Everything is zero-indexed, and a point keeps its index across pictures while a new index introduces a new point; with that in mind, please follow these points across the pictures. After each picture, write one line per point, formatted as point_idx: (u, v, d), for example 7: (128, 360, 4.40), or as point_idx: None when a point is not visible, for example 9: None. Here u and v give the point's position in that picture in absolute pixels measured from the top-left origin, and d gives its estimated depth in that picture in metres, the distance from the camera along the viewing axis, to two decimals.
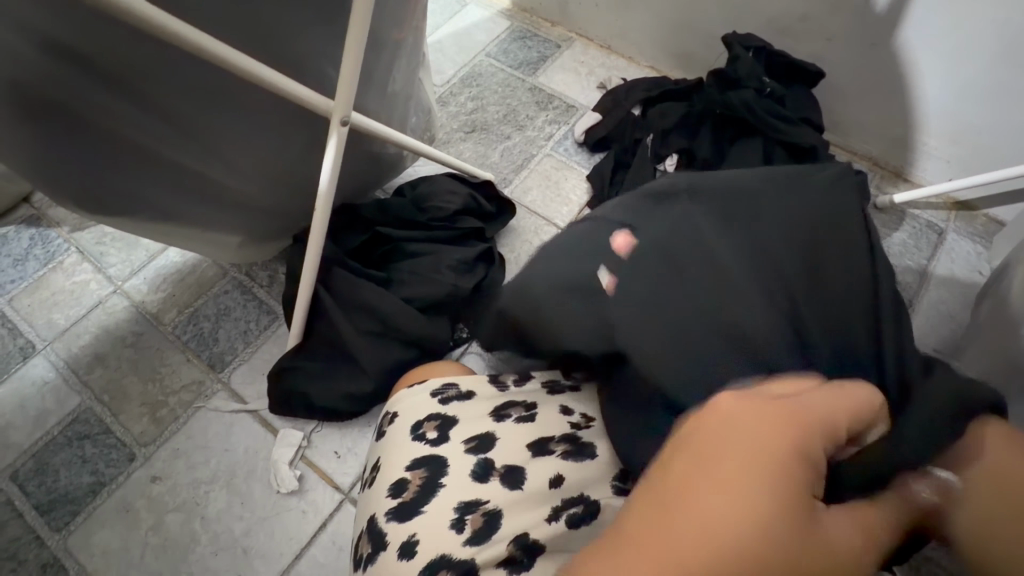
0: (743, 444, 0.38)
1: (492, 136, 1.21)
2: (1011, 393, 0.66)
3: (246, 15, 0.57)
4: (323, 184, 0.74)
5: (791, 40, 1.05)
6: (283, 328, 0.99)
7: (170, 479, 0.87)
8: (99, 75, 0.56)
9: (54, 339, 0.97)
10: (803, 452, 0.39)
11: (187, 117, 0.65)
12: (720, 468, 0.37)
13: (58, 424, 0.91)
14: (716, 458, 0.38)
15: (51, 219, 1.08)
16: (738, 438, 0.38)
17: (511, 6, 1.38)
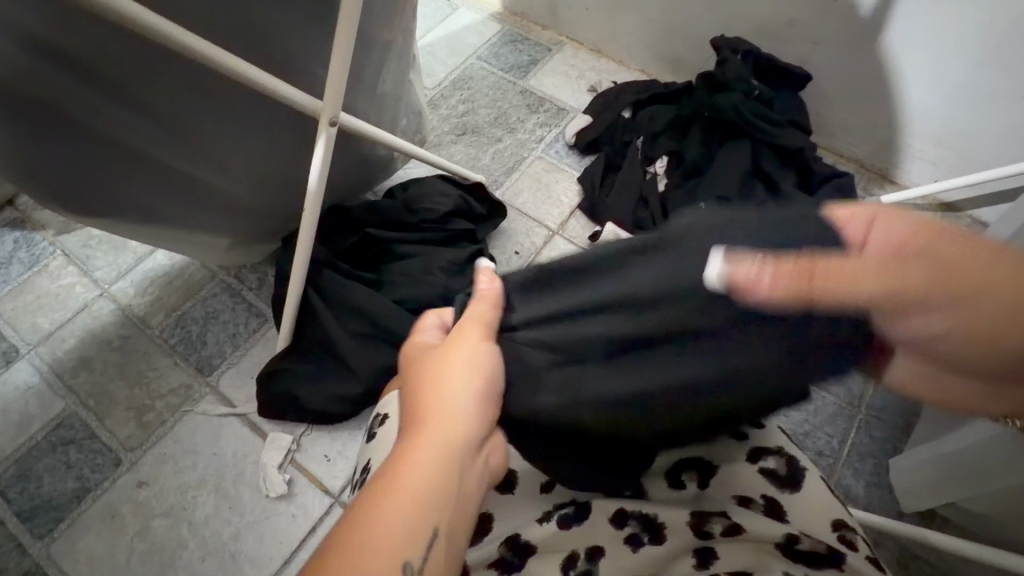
0: (443, 403, 0.48)
1: (483, 138, 1.22)
2: None
3: (233, 13, 0.57)
4: (312, 184, 0.74)
5: (778, 43, 1.07)
6: (273, 331, 0.98)
7: (157, 484, 0.86)
8: (84, 73, 0.56)
9: (38, 343, 0.96)
10: (440, 408, 0.48)
11: (173, 117, 0.65)
12: (451, 410, 0.48)
13: (41, 429, 0.90)
14: (438, 411, 0.48)
15: (37, 222, 1.07)
16: (464, 377, 0.49)
17: (501, 9, 1.39)
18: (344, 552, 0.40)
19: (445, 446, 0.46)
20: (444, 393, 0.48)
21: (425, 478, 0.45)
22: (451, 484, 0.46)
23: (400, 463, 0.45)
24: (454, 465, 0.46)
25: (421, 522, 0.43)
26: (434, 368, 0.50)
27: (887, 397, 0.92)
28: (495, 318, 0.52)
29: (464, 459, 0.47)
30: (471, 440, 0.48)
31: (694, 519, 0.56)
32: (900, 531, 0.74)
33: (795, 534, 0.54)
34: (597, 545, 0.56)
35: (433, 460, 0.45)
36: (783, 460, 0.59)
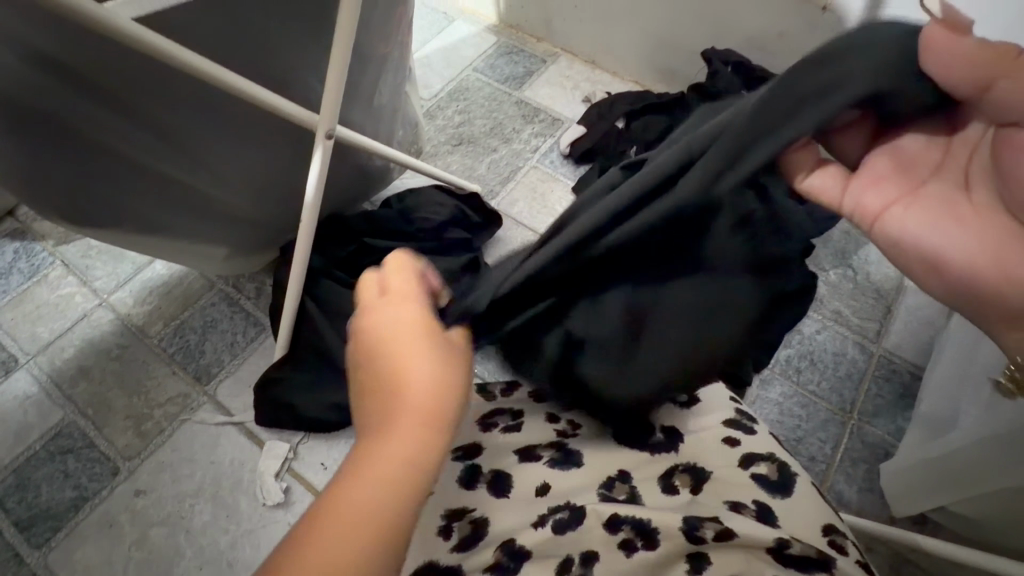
0: (381, 321, 0.45)
1: (478, 148, 1.23)
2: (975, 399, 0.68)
3: (233, 32, 0.59)
4: (309, 196, 0.75)
5: (768, 55, 1.09)
6: (270, 339, 0.99)
7: (154, 492, 0.87)
8: (86, 88, 0.57)
9: (38, 352, 0.97)
10: (383, 320, 0.45)
11: (174, 130, 0.66)
12: (399, 327, 0.45)
13: (40, 438, 0.90)
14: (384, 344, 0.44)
15: (37, 232, 1.08)
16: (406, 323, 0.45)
17: (497, 22, 1.41)
18: (359, 475, 0.36)
19: (417, 336, 0.44)
20: (383, 312, 0.46)
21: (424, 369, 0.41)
22: (438, 349, 0.43)
23: (380, 374, 0.42)
24: (433, 342, 0.44)
25: (433, 420, 0.39)
26: (371, 298, 0.48)
27: (878, 403, 0.93)
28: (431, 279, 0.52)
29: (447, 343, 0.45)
30: (426, 325, 0.45)
31: (687, 525, 0.56)
32: (890, 536, 0.75)
33: (786, 538, 0.55)
34: (591, 551, 0.57)
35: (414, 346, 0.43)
36: (773, 464, 0.61)
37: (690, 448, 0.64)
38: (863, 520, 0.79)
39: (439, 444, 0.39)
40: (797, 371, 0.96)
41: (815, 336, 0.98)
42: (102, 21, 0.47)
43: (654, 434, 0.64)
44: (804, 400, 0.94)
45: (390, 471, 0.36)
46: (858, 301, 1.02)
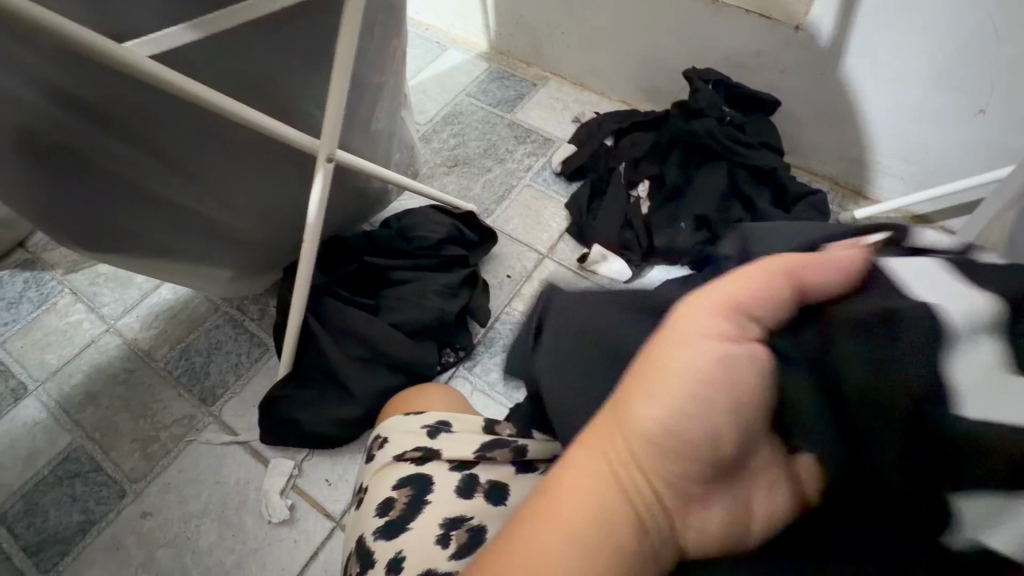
0: (650, 392, 0.34)
1: (473, 169, 1.28)
2: None
3: (238, 63, 0.63)
4: (312, 216, 0.78)
5: (747, 72, 1.13)
6: (274, 359, 1.01)
7: (160, 514, 0.88)
8: (103, 122, 0.61)
9: (46, 379, 0.99)
10: (662, 374, 0.34)
11: (185, 160, 0.70)
12: (676, 379, 0.34)
13: (48, 463, 0.91)
14: (659, 392, 0.34)
15: (46, 262, 1.11)
16: (699, 393, 0.33)
17: (488, 49, 1.47)
18: (540, 528, 0.33)
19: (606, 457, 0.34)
20: (671, 368, 0.34)
21: (577, 532, 0.32)
22: (616, 542, 0.32)
23: (622, 418, 0.34)
24: (626, 525, 0.33)
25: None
26: (658, 352, 0.35)
27: None
28: (727, 377, 0.34)
29: (642, 501, 0.33)
30: (637, 504, 0.33)
31: None
32: None
33: None
34: None
35: (585, 522, 0.33)
36: None
37: None
38: None
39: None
40: None
41: None
42: (120, 59, 0.51)
43: None
44: None
45: None
46: None
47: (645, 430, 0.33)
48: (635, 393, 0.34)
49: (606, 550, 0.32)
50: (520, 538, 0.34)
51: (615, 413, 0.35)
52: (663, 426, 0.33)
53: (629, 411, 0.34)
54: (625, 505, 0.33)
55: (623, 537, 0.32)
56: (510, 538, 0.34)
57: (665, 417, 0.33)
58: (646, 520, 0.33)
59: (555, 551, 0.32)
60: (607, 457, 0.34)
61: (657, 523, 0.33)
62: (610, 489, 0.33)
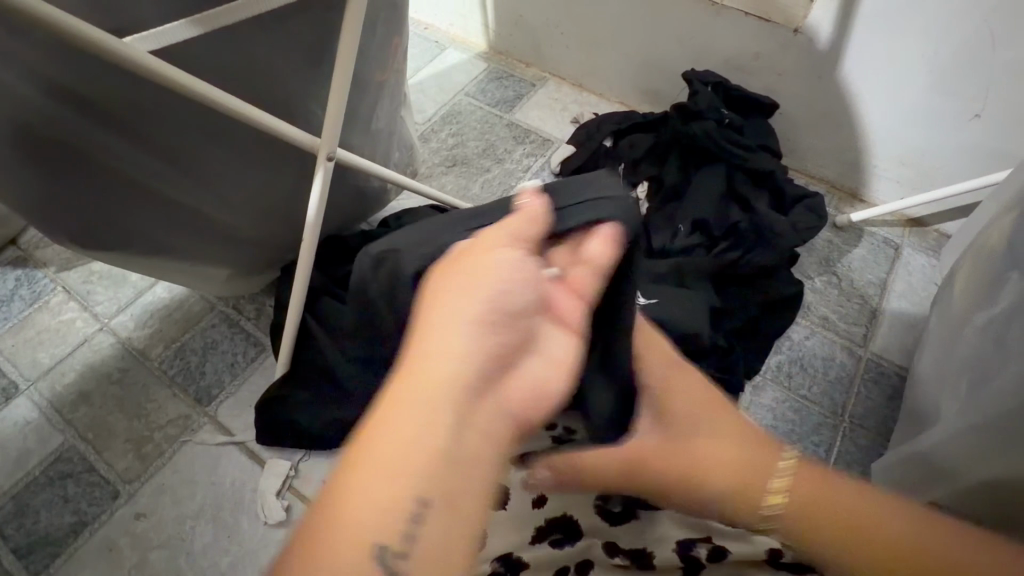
0: (425, 338, 0.45)
1: (472, 169, 1.27)
2: (951, 388, 0.71)
3: (237, 59, 0.62)
4: (310, 215, 0.77)
5: (746, 75, 1.14)
6: (271, 359, 1.00)
7: (154, 515, 0.87)
8: (99, 116, 0.60)
9: (38, 378, 0.97)
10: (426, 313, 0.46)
11: (182, 157, 0.69)
12: (446, 315, 0.45)
13: (39, 463, 0.90)
14: (434, 313, 0.46)
15: (38, 260, 1.09)
16: (473, 311, 0.45)
17: (487, 49, 1.47)
18: (356, 480, 0.41)
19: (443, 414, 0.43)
20: (455, 292, 0.46)
21: (381, 473, 0.41)
22: (399, 459, 0.41)
23: (421, 357, 0.44)
24: (428, 439, 0.41)
25: (402, 480, 0.41)
26: (446, 274, 0.48)
27: (869, 405, 0.95)
28: (500, 296, 0.46)
29: (432, 397, 0.42)
30: (467, 393, 0.43)
31: (680, 547, 0.62)
32: None
33: (773, 549, 0.61)
34: (588, 560, 0.63)
35: (389, 457, 0.41)
36: None
37: None
38: None
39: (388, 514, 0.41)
40: (789, 377, 0.98)
41: (804, 342, 1.00)
42: (116, 51, 0.50)
43: None
44: (797, 405, 0.96)
45: (341, 554, 0.39)
46: (844, 307, 1.04)
47: (438, 350, 0.44)
48: (434, 312, 0.46)
49: (407, 466, 0.41)
50: (337, 510, 0.40)
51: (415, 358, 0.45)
52: (456, 332, 0.44)
53: (437, 313, 0.46)
54: (409, 416, 0.42)
55: (399, 462, 0.41)
56: (332, 520, 0.40)
57: (453, 333, 0.44)
58: (458, 402, 0.43)
59: (370, 492, 0.40)
60: (403, 388, 0.43)
61: (481, 388, 0.44)
62: (393, 432, 0.41)
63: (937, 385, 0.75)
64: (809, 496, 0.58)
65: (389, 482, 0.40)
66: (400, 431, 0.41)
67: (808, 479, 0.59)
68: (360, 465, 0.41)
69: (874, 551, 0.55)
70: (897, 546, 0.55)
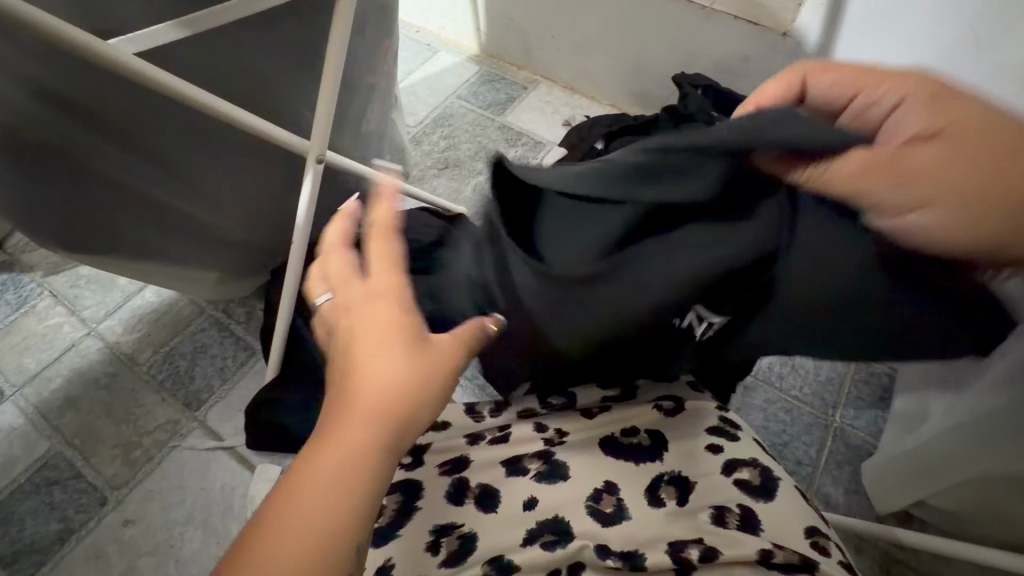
0: (357, 355, 0.42)
1: (464, 172, 1.28)
2: (940, 388, 0.71)
3: (225, 63, 0.62)
4: (300, 219, 0.77)
5: (736, 78, 1.15)
6: (261, 363, 1.00)
7: (142, 521, 0.86)
8: (84, 120, 0.59)
9: (24, 384, 0.96)
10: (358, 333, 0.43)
11: (170, 160, 0.68)
12: (376, 333, 0.43)
13: (25, 470, 0.89)
14: (363, 332, 0.43)
15: (25, 264, 1.08)
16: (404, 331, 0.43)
17: (479, 51, 1.47)
18: (288, 519, 0.36)
19: (378, 416, 0.40)
20: (386, 309, 0.44)
21: (319, 506, 0.37)
22: (339, 494, 0.37)
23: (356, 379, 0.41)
24: (371, 467, 0.39)
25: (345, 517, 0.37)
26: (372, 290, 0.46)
27: (859, 405, 0.96)
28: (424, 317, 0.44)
29: (372, 423, 0.40)
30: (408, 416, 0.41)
31: (672, 547, 0.57)
32: (874, 532, 0.76)
33: (767, 548, 0.56)
34: (579, 561, 0.58)
35: (327, 492, 0.37)
36: (755, 470, 0.63)
37: (678, 457, 0.64)
38: (847, 520, 0.78)
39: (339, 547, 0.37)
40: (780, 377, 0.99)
41: None
42: (102, 54, 0.49)
43: (640, 442, 0.65)
44: (788, 405, 0.96)
45: None
46: None
47: (376, 372, 0.41)
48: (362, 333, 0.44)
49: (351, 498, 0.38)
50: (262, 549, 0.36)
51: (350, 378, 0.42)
52: (391, 352, 0.42)
53: (367, 330, 0.43)
54: (351, 441, 0.39)
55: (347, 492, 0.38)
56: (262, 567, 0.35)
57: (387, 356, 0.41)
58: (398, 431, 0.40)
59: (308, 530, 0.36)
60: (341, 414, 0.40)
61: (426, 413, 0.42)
62: (335, 462, 0.38)
63: (926, 384, 0.76)
64: (848, 179, 0.40)
65: (332, 525, 0.37)
66: (337, 464, 0.38)
67: (929, 162, 0.39)
68: (291, 501, 0.37)
69: (905, 180, 0.39)
70: (940, 192, 0.39)
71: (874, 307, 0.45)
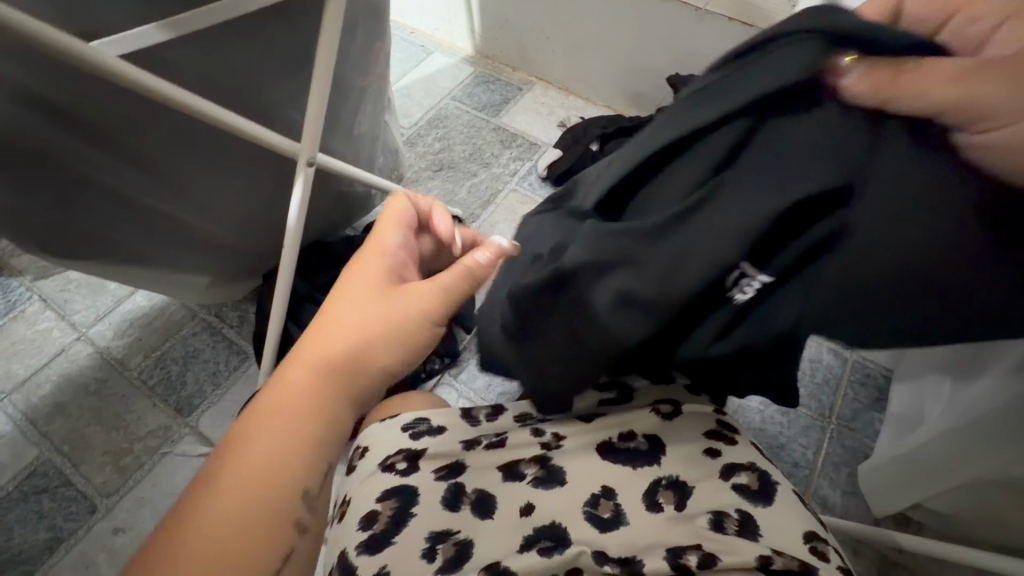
0: (369, 317, 0.54)
1: (459, 173, 1.27)
2: (936, 390, 0.71)
3: (213, 65, 0.61)
4: (291, 222, 0.76)
5: None
6: (254, 367, 0.99)
7: (133, 529, 0.85)
8: (69, 123, 0.58)
9: (12, 390, 0.95)
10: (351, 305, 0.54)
11: (157, 162, 0.67)
12: (363, 295, 0.55)
13: (13, 478, 0.88)
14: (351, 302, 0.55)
15: (14, 268, 1.07)
16: (400, 302, 0.55)
17: (473, 53, 1.46)
18: (250, 437, 0.47)
19: (345, 366, 0.52)
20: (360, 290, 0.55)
21: (279, 436, 0.48)
22: (305, 432, 0.49)
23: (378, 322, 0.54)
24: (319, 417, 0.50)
25: (298, 444, 0.48)
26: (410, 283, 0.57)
27: (855, 407, 0.95)
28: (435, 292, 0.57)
29: (360, 375, 0.53)
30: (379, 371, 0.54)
31: (671, 554, 0.56)
32: (871, 536, 0.76)
33: (767, 555, 0.55)
34: (578, 568, 0.57)
35: (293, 432, 0.48)
36: (754, 474, 0.62)
37: (676, 461, 0.63)
38: (843, 522, 0.78)
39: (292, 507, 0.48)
40: None
41: None
42: (83, 58, 0.48)
43: (637, 446, 0.64)
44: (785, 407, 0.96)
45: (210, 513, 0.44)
46: None
47: (345, 326, 0.53)
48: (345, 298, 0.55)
49: (303, 433, 0.49)
50: (233, 452, 0.47)
51: (337, 345, 0.52)
52: (365, 317, 0.54)
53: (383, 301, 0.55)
54: (330, 380, 0.51)
55: (325, 418, 0.50)
56: (227, 471, 0.46)
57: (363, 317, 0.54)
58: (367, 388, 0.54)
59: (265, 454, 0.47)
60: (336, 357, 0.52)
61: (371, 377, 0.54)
62: (296, 402, 0.49)
63: (923, 386, 0.75)
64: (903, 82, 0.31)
65: (297, 454, 0.48)
66: (305, 399, 0.50)
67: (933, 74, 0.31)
68: (267, 417, 0.49)
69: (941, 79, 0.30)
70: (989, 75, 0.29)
71: (965, 293, 0.33)
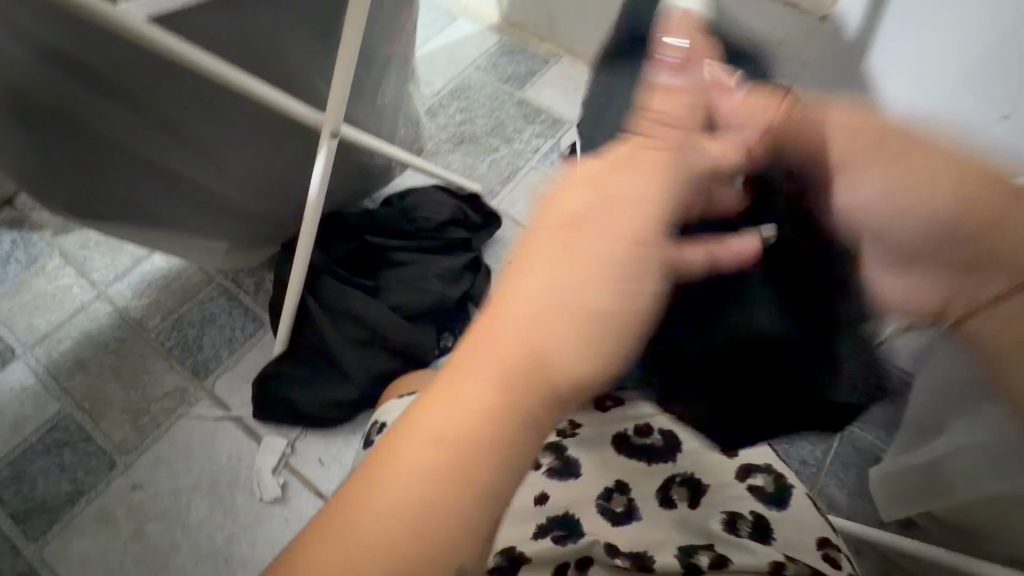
0: (552, 280, 0.36)
1: (480, 148, 1.24)
2: None
3: (237, 29, 0.59)
4: (312, 194, 0.75)
5: None
6: (270, 335, 0.99)
7: (151, 487, 0.87)
8: (91, 83, 0.57)
9: (34, 344, 0.96)
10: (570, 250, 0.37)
11: (178, 126, 0.66)
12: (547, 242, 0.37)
13: (36, 430, 0.90)
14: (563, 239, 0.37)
15: (34, 223, 1.07)
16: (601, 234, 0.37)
17: (500, 20, 1.41)
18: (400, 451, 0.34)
19: (552, 343, 0.34)
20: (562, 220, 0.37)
21: (414, 459, 0.33)
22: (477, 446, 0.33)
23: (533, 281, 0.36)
24: (503, 429, 0.33)
25: (458, 473, 0.33)
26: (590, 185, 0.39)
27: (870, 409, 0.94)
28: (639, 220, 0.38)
29: (534, 380, 0.34)
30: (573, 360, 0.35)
31: (680, 551, 0.57)
32: (877, 539, 0.77)
33: (778, 560, 0.54)
34: (588, 557, 0.57)
35: (433, 457, 0.33)
36: (770, 477, 0.62)
37: (687, 459, 0.63)
38: (850, 523, 0.78)
39: (465, 525, 0.33)
40: None
41: None
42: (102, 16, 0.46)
43: (652, 443, 0.64)
44: None
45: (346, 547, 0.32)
46: None
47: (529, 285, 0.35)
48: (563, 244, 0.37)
49: (484, 448, 0.33)
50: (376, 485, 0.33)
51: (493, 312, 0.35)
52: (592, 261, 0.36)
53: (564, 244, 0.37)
54: (481, 389, 0.34)
55: (470, 445, 0.33)
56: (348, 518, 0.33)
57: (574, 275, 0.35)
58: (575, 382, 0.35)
59: (404, 487, 0.33)
60: (490, 349, 0.34)
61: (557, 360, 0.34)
62: (457, 412, 0.33)
63: None
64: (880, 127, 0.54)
65: (448, 499, 0.32)
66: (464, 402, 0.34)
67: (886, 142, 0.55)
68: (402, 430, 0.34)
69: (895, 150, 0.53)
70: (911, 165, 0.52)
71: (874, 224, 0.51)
